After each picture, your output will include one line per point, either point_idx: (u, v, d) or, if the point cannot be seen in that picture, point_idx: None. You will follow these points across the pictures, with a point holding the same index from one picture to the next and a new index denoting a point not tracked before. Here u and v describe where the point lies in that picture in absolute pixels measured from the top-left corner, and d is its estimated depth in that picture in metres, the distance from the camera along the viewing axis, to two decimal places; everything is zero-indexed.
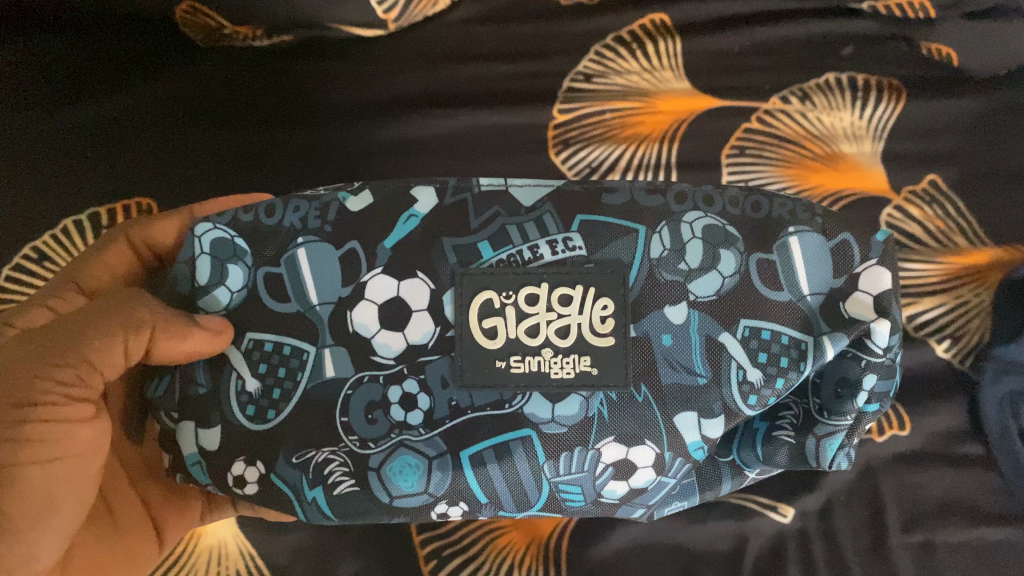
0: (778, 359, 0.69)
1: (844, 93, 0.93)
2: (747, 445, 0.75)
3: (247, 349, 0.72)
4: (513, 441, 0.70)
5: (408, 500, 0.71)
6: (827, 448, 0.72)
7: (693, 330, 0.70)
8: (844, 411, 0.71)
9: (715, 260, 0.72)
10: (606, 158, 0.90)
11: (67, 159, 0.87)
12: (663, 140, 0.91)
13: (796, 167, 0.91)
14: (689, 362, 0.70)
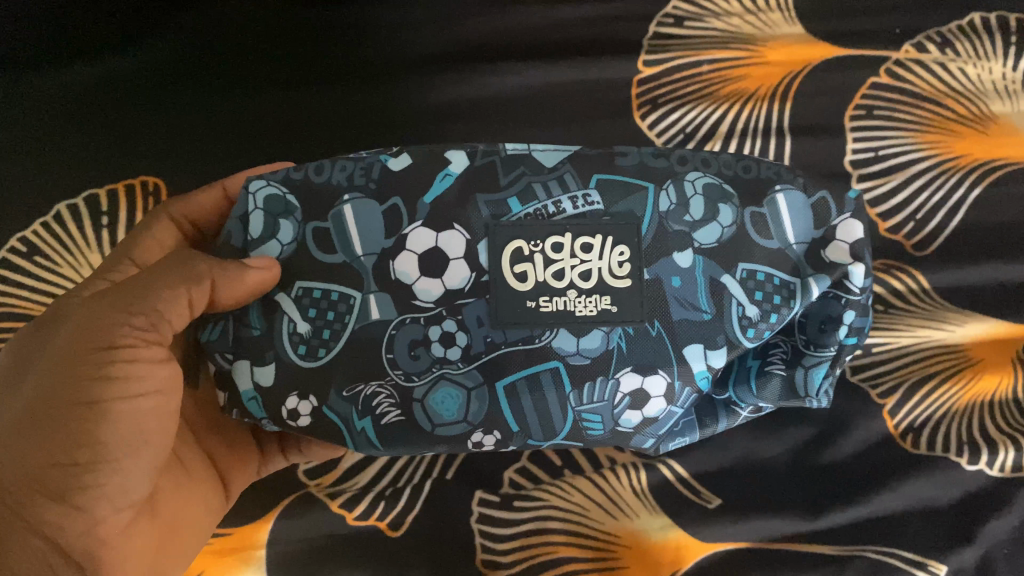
0: (772, 294, 0.53)
1: (993, 40, 0.78)
2: (737, 381, 0.57)
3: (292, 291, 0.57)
4: (544, 375, 0.53)
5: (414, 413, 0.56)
6: (812, 379, 0.55)
7: (697, 272, 0.53)
8: (832, 343, 0.55)
9: (720, 205, 0.55)
10: (702, 120, 0.78)
11: (44, 120, 0.72)
12: (770, 98, 0.78)
13: (932, 133, 0.76)
14: (693, 297, 0.53)
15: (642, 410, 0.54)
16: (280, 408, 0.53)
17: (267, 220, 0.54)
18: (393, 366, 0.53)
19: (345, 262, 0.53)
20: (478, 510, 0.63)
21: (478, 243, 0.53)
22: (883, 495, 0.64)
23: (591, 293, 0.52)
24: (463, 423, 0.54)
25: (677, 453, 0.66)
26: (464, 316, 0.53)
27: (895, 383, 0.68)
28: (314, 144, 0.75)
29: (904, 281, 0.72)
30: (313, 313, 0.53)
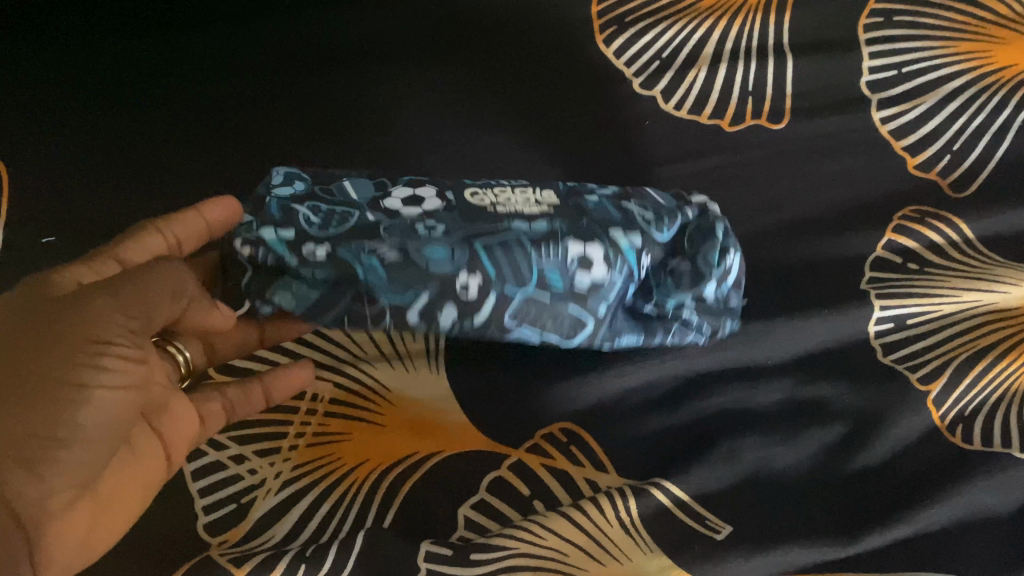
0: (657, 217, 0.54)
1: None
2: (657, 290, 0.54)
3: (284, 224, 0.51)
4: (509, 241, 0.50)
5: (409, 279, 0.49)
6: (710, 257, 0.54)
7: (605, 205, 0.55)
8: (718, 239, 0.54)
9: (607, 189, 0.57)
10: (680, 45, 0.65)
11: None
12: (763, 9, 0.64)
13: (966, 42, 0.61)
14: (600, 216, 0.53)
15: (588, 271, 0.50)
16: (300, 249, 0.49)
17: (284, 177, 0.55)
18: (388, 236, 0.50)
19: (349, 203, 0.53)
20: (426, 567, 0.47)
21: (465, 194, 0.54)
22: (939, 505, 0.49)
23: (545, 206, 0.54)
24: (454, 271, 0.49)
25: (671, 471, 0.52)
26: (441, 217, 0.52)
27: (940, 363, 0.54)
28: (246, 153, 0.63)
29: (944, 232, 0.57)
30: (319, 216, 0.51)
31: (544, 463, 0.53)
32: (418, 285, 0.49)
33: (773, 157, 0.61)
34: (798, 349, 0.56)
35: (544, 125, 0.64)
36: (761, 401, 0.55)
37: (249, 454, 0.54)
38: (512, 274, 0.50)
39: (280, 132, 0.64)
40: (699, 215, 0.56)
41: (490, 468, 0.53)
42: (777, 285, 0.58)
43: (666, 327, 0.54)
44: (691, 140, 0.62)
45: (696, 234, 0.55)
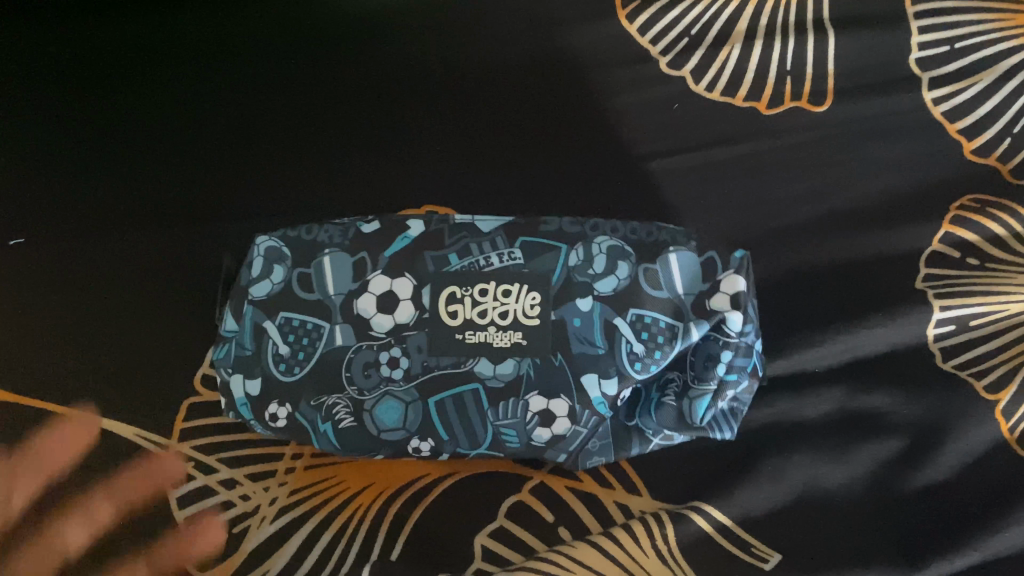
0: (656, 335, 0.45)
1: None
2: (640, 410, 0.48)
3: (264, 331, 0.46)
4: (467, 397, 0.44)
5: (354, 436, 0.45)
6: (698, 412, 0.46)
7: (596, 315, 0.45)
8: (715, 378, 0.46)
9: (620, 261, 0.47)
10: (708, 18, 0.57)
11: None
12: None
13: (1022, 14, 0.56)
14: (590, 336, 0.45)
15: (551, 428, 0.44)
16: (262, 412, 0.46)
17: (264, 262, 0.48)
18: (349, 381, 0.45)
19: (320, 301, 0.46)
20: None
21: (423, 288, 0.46)
22: (1007, 531, 0.44)
23: (510, 328, 0.45)
24: (402, 432, 0.45)
25: (709, 494, 0.47)
26: (407, 344, 0.45)
27: (1008, 370, 0.49)
28: (220, 151, 0.58)
29: (1006, 222, 0.52)
30: (292, 337, 0.46)
31: (570, 487, 0.49)
32: (364, 442, 0.45)
33: (819, 142, 0.54)
34: (849, 354, 0.51)
35: (557, 104, 0.56)
36: (808, 414, 0.50)
37: (241, 479, 0.49)
38: (461, 432, 0.45)
39: (276, 141, 0.58)
40: (716, 331, 0.46)
41: (510, 491, 0.48)
42: (823, 288, 0.52)
43: (646, 440, 0.47)
44: (722, 126, 0.55)
45: (699, 359, 0.46)
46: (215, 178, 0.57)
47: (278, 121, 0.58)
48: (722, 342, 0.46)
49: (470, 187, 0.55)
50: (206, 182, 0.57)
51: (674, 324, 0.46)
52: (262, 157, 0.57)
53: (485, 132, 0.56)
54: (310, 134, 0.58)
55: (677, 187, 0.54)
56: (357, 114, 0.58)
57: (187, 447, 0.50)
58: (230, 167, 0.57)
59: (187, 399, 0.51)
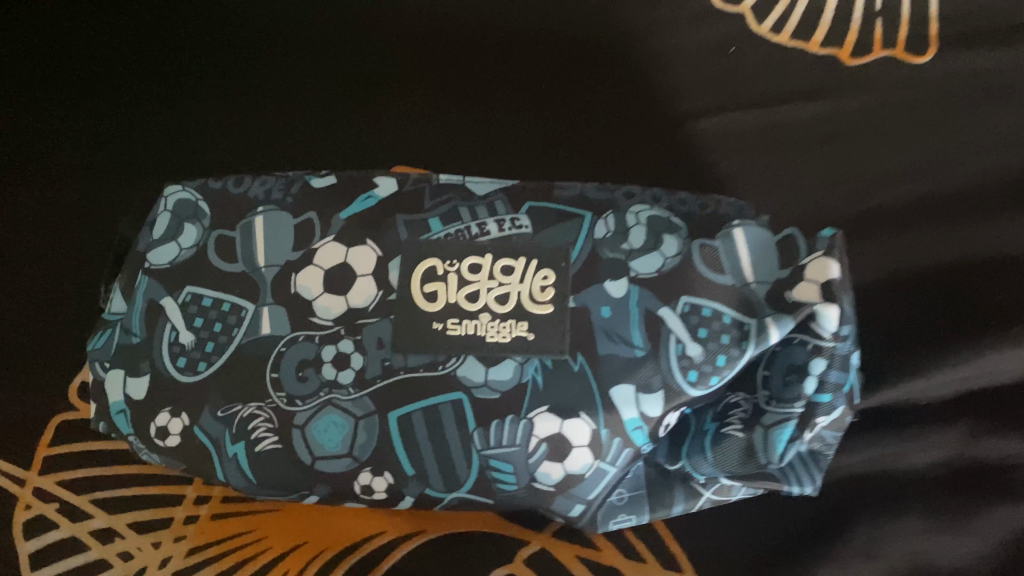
0: (719, 334, 0.31)
1: None
2: (690, 449, 0.32)
3: (162, 309, 0.33)
4: (443, 414, 0.31)
5: (275, 468, 0.31)
6: (776, 445, 0.30)
7: (632, 303, 0.31)
8: (801, 398, 0.30)
9: (666, 234, 0.32)
10: None
11: None
12: None
13: None
14: (624, 331, 0.31)
15: (563, 463, 0.31)
16: (146, 426, 0.32)
17: (171, 220, 0.34)
18: (276, 386, 0.31)
19: (243, 274, 0.33)
20: None
21: (390, 261, 0.32)
22: None
23: (509, 317, 0.31)
24: (348, 463, 0.31)
25: (780, 573, 0.33)
26: (362, 337, 0.31)
27: None
28: (132, 102, 0.44)
29: None
30: (200, 322, 0.32)
31: (581, 556, 0.34)
32: (294, 476, 0.31)
33: (921, 98, 0.41)
34: (975, 382, 0.36)
35: (578, 50, 0.44)
36: (916, 463, 0.35)
37: (122, 530, 0.35)
38: (436, 467, 0.31)
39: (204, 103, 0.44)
40: (803, 332, 0.31)
41: (498, 560, 0.34)
42: (942, 282, 0.37)
43: (694, 495, 0.33)
44: (791, 76, 0.42)
45: (775, 373, 0.31)
46: (124, 133, 0.44)
47: (213, 60, 0.45)
48: (811, 347, 0.31)
49: (461, 150, 0.42)
50: (113, 143, 0.43)
51: (746, 320, 0.31)
52: (188, 108, 0.44)
53: (482, 84, 0.43)
54: (253, 79, 0.44)
55: (733, 151, 0.41)
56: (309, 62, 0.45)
57: (55, 482, 0.36)
58: (144, 122, 0.44)
59: (51, 427, 0.37)
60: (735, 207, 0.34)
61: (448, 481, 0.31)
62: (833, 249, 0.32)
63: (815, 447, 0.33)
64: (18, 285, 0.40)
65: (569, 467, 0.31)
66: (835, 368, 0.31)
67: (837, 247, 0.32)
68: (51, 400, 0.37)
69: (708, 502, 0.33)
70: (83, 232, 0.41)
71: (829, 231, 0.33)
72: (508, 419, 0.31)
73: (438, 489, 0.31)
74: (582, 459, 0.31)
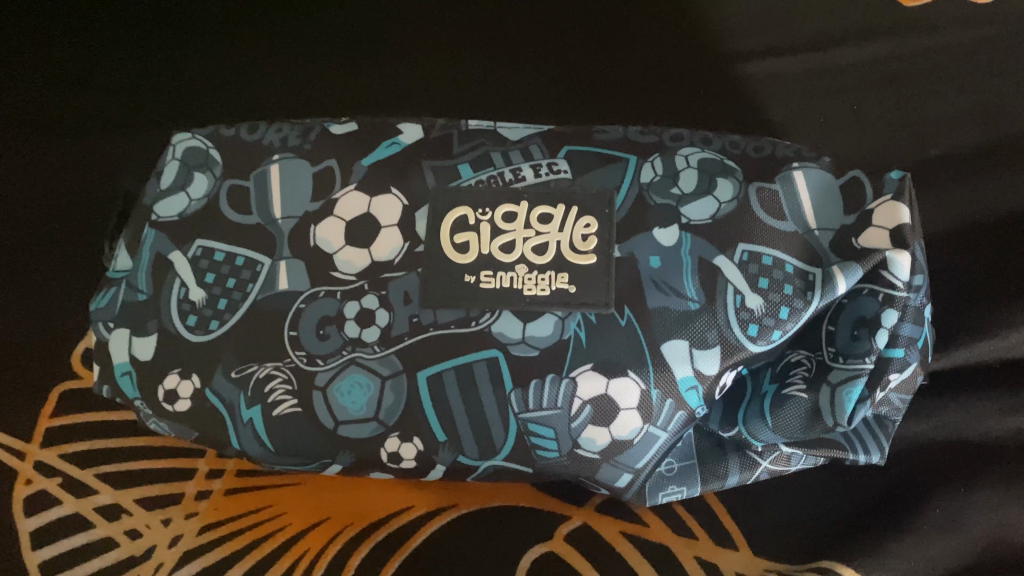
0: (781, 283, 0.28)
1: None
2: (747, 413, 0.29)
3: (171, 264, 0.30)
4: (477, 373, 0.28)
5: (294, 434, 0.28)
6: (845, 406, 0.27)
7: (684, 252, 0.28)
8: (872, 353, 0.28)
9: (719, 177, 0.30)
10: None
11: None
12: None
13: None
14: (676, 282, 0.28)
15: (609, 428, 0.28)
16: (153, 390, 0.29)
17: (180, 169, 0.32)
18: (294, 345, 0.28)
19: (258, 226, 0.30)
20: None
21: (417, 211, 0.30)
22: None
23: (549, 268, 0.28)
24: (374, 429, 0.28)
25: (846, 550, 0.30)
26: (389, 292, 0.29)
27: None
28: (142, 59, 0.42)
29: None
30: (212, 277, 0.30)
31: (626, 532, 0.31)
32: (315, 444, 0.28)
33: (986, 41, 0.38)
34: None
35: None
36: (995, 431, 0.31)
37: (129, 505, 0.32)
38: (469, 433, 0.28)
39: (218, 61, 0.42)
40: (873, 282, 0.28)
41: (535, 537, 0.31)
42: (1016, 235, 0.34)
43: (751, 465, 0.30)
44: (843, 21, 0.39)
45: (842, 327, 0.28)
46: (133, 91, 0.41)
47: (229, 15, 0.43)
48: (882, 298, 0.28)
49: (490, 103, 0.39)
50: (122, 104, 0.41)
51: (811, 268, 0.28)
52: (199, 63, 0.42)
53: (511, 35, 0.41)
54: (268, 32, 0.42)
55: (783, 98, 0.38)
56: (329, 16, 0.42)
57: (57, 455, 0.33)
58: (153, 79, 0.42)
59: (55, 397, 0.34)
60: (793, 150, 0.31)
61: (483, 448, 0.28)
62: (903, 194, 0.29)
63: (882, 411, 0.30)
64: (20, 249, 0.38)
65: (617, 432, 0.28)
66: (907, 322, 0.28)
67: (906, 192, 0.29)
68: (57, 369, 0.35)
69: (766, 473, 0.30)
70: (87, 193, 0.39)
71: (898, 173, 0.30)
72: (548, 378, 0.28)
73: (473, 457, 0.28)
74: (631, 422, 0.28)
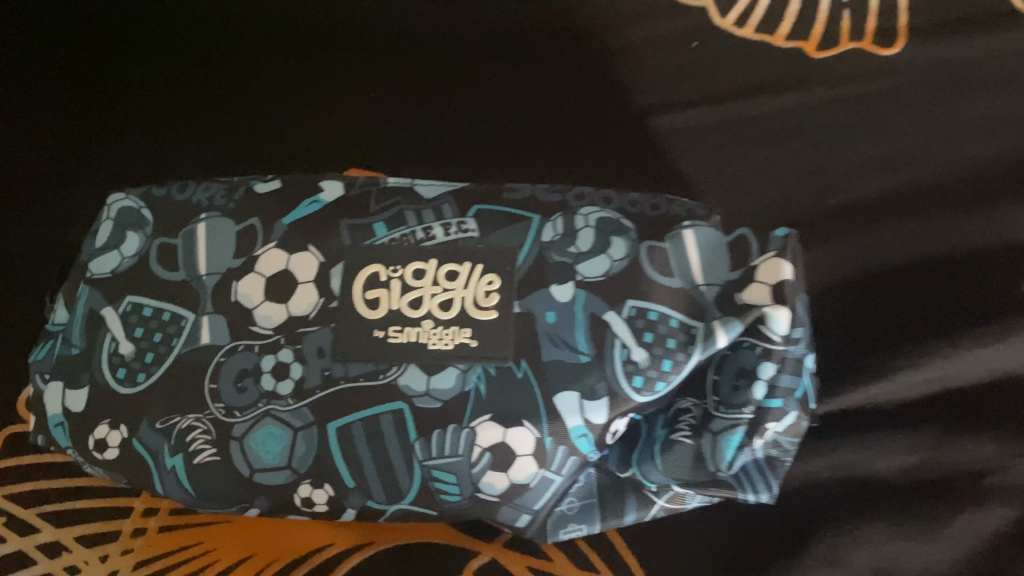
0: (667, 338, 0.30)
1: None
2: (641, 454, 0.32)
3: (104, 319, 0.32)
4: (383, 423, 0.30)
5: (215, 480, 0.30)
6: (724, 453, 0.30)
7: (578, 307, 0.30)
8: (749, 405, 0.30)
9: (615, 236, 0.32)
10: None
11: None
12: None
13: None
14: (569, 337, 0.30)
15: (507, 473, 0.30)
16: (84, 438, 0.31)
17: (114, 228, 0.34)
18: (215, 397, 0.31)
19: (184, 283, 0.32)
20: None
21: (332, 267, 0.32)
22: None
23: (452, 324, 0.30)
24: (288, 475, 0.30)
25: None
26: (303, 346, 0.31)
27: None
28: (90, 107, 0.44)
29: None
30: (140, 332, 0.32)
31: (534, 567, 0.33)
32: (234, 489, 0.30)
33: (887, 93, 0.40)
34: (939, 384, 0.35)
35: (540, 43, 0.43)
36: (881, 470, 0.34)
37: (70, 543, 0.34)
38: (377, 479, 0.30)
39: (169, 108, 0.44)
40: (753, 336, 0.30)
41: (448, 570, 0.33)
42: (904, 285, 0.36)
43: (647, 503, 0.32)
44: (755, 70, 0.41)
45: (725, 377, 0.30)
46: (81, 137, 0.43)
47: (175, 65, 0.45)
48: (761, 351, 0.30)
49: (419, 149, 0.41)
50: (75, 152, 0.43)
51: (696, 324, 0.30)
52: (149, 115, 0.44)
53: (445, 85, 0.43)
54: (213, 87, 0.44)
55: (697, 148, 0.40)
56: (270, 65, 0.44)
57: (5, 495, 0.35)
58: (103, 125, 0.44)
59: (2, 437, 0.36)
60: (689, 207, 0.33)
61: (391, 493, 0.30)
62: (787, 249, 0.31)
63: (772, 453, 0.32)
64: None
65: (513, 478, 0.30)
66: (785, 374, 0.30)
67: (790, 247, 0.31)
68: (4, 410, 0.37)
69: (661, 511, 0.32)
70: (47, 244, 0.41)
71: (782, 230, 0.32)
72: (449, 428, 0.30)
73: (382, 501, 0.30)
74: (527, 468, 0.30)
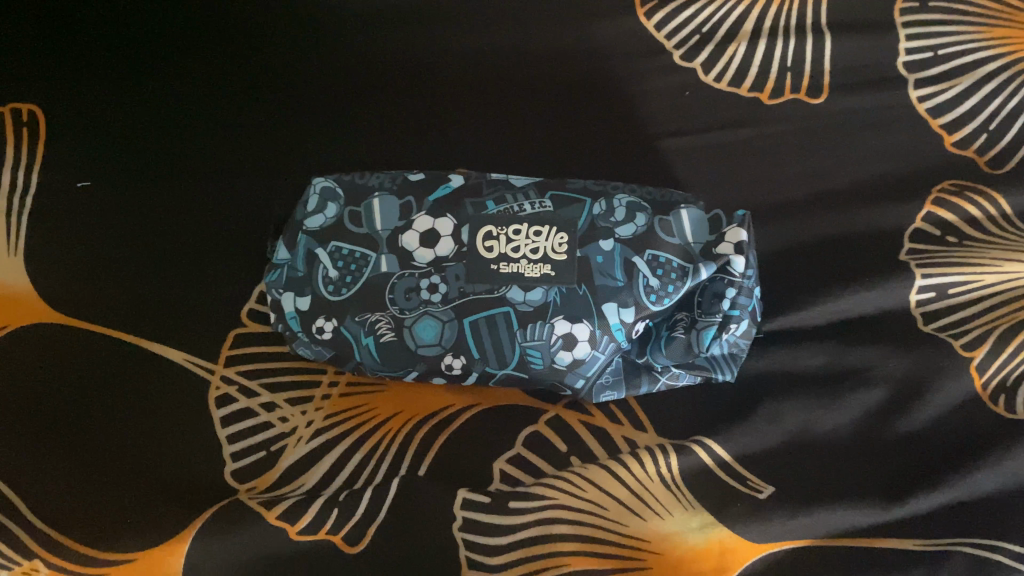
0: (670, 272, 0.49)
1: None
2: (652, 346, 0.51)
3: (317, 255, 0.51)
4: (497, 320, 0.49)
5: (393, 352, 0.50)
6: (703, 340, 0.49)
7: (616, 253, 0.50)
8: (719, 312, 0.49)
9: (638, 212, 0.51)
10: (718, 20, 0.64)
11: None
12: None
13: (1002, 28, 0.61)
14: (610, 270, 0.49)
15: (572, 351, 0.49)
16: (310, 325, 0.50)
17: (319, 199, 0.53)
18: (392, 302, 0.50)
19: (367, 234, 0.51)
20: (462, 515, 0.47)
21: (462, 227, 0.51)
22: (978, 472, 0.47)
23: (540, 261, 0.49)
24: (439, 350, 0.49)
25: (711, 429, 0.51)
26: (447, 273, 0.50)
27: (983, 331, 0.52)
28: (263, 116, 0.62)
29: (982, 206, 0.56)
30: (341, 263, 0.51)
31: (583, 421, 0.52)
32: (404, 357, 0.50)
33: (812, 130, 0.60)
34: (839, 314, 0.54)
35: (581, 87, 0.63)
36: (803, 365, 0.53)
37: (281, 403, 0.53)
38: (492, 353, 0.49)
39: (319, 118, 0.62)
40: (722, 272, 0.50)
41: (528, 422, 0.52)
42: (820, 253, 0.56)
43: (654, 380, 0.52)
44: (726, 112, 0.62)
45: (706, 297, 0.50)
46: (259, 137, 0.61)
47: (321, 91, 0.63)
48: (726, 281, 0.50)
49: (499, 156, 0.61)
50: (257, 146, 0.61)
51: (688, 265, 0.50)
52: (307, 123, 0.62)
53: (516, 113, 0.63)
54: (351, 108, 0.63)
55: (688, 162, 0.60)
56: (392, 94, 0.63)
57: (235, 372, 0.53)
58: (274, 129, 0.62)
59: (229, 336, 0.54)
60: (683, 197, 0.53)
61: (500, 361, 0.49)
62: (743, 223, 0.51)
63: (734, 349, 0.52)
64: (198, 239, 0.57)
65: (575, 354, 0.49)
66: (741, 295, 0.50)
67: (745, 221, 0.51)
68: (227, 320, 0.55)
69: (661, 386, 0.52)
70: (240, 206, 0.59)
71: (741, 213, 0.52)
72: (536, 323, 0.49)
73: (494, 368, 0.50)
74: (584, 349, 0.49)
